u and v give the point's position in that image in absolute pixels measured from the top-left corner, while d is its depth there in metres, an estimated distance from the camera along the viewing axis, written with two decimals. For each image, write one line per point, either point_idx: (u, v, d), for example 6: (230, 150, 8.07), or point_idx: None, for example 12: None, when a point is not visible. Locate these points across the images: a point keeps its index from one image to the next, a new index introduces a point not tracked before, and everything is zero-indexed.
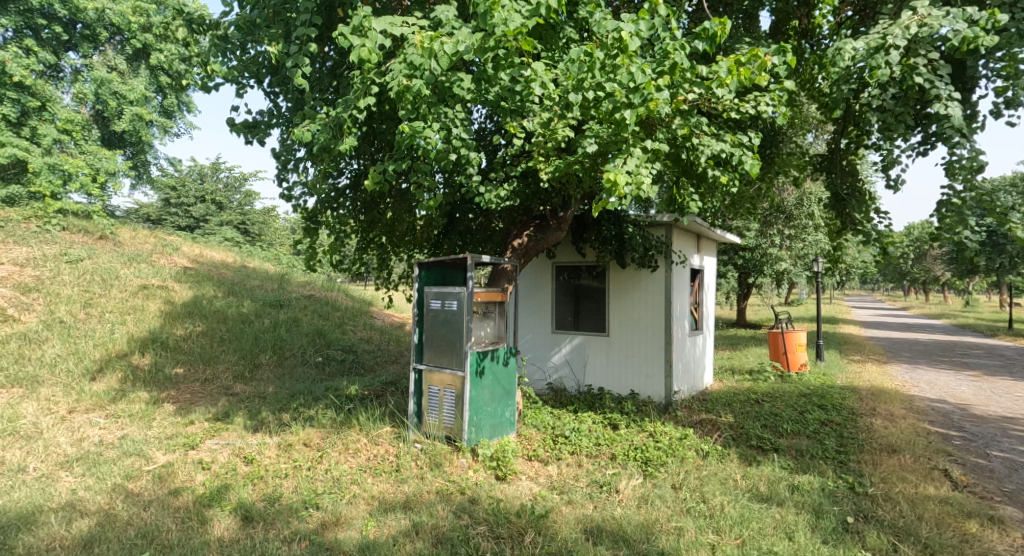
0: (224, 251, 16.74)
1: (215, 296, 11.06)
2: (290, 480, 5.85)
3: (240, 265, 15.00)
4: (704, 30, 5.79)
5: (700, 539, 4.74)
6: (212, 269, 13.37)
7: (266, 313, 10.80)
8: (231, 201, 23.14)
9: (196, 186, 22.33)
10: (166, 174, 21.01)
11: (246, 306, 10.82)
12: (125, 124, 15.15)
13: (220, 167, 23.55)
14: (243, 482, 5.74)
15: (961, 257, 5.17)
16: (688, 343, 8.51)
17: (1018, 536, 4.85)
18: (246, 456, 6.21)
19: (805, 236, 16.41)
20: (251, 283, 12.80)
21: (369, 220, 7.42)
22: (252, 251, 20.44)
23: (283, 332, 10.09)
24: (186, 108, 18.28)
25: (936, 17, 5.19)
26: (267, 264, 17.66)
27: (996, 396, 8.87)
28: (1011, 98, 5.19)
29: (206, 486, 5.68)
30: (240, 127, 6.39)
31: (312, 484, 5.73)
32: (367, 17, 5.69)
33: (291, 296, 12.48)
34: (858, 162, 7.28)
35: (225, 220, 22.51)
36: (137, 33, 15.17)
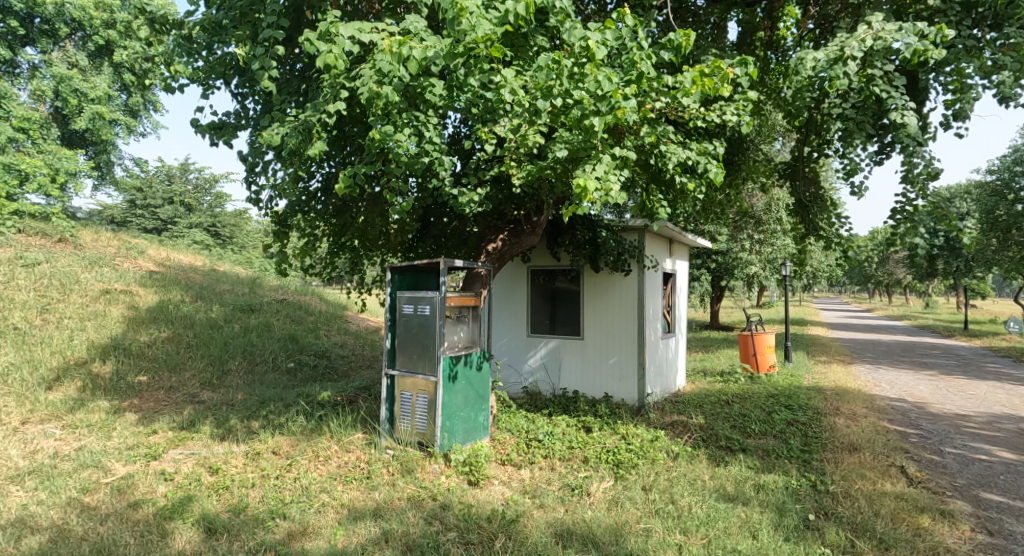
0: (191, 254, 16.33)
1: (183, 300, 10.76)
2: (256, 490, 5.73)
3: (210, 269, 14.65)
4: (670, 41, 5.99)
5: (667, 540, 4.83)
6: (180, 272, 13.00)
7: (235, 319, 10.55)
8: (200, 203, 22.63)
9: (163, 187, 21.73)
10: (131, 174, 20.43)
11: (215, 310, 10.56)
12: (85, 124, 14.63)
13: (188, 168, 23.00)
14: (208, 493, 5.60)
15: (912, 261, 5.45)
16: (660, 345, 8.65)
17: (967, 529, 5.08)
18: (212, 466, 6.07)
19: (774, 241, 16.94)
20: (221, 287, 12.50)
21: (342, 223, 7.16)
22: (223, 254, 19.97)
23: (254, 337, 9.87)
24: (151, 107, 17.84)
25: (890, 31, 5.45)
26: (238, 268, 17.29)
27: (951, 395, 9.24)
28: (960, 110, 5.50)
29: (168, 497, 5.51)
30: (206, 128, 6.33)
31: (279, 494, 5.63)
32: (334, 23, 5.70)
33: (263, 300, 12.23)
34: (821, 169, 7.52)
35: (194, 223, 21.97)
36: (99, 29, 14.79)
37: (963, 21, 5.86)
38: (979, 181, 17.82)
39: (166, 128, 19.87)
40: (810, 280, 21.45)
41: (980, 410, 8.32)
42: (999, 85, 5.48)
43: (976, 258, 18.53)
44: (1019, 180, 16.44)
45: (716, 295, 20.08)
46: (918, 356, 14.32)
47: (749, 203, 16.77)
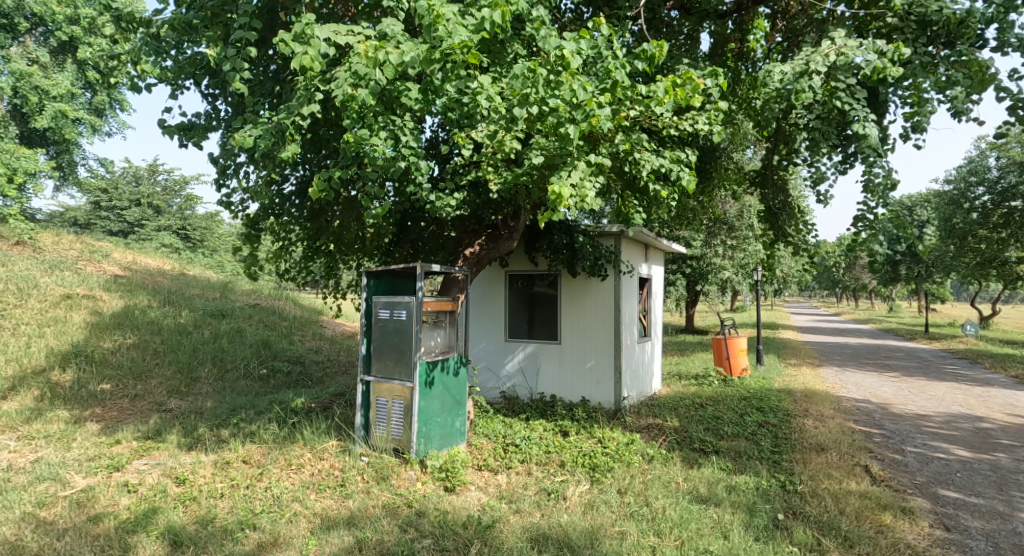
0: (158, 257, 15.89)
1: (150, 305, 10.43)
2: (225, 501, 5.59)
3: (178, 273, 14.25)
4: (643, 51, 6.12)
5: (641, 542, 4.89)
6: (147, 276, 12.63)
7: (205, 324, 10.27)
8: (170, 206, 22.02)
9: (129, 188, 21.04)
10: (96, 175, 19.81)
11: (183, 316, 10.28)
12: (47, 122, 14.09)
13: (156, 169, 22.37)
14: (174, 505, 5.44)
15: (874, 267, 5.68)
16: (636, 349, 8.77)
17: (926, 525, 5.29)
18: (178, 476, 5.89)
19: (746, 246, 17.38)
20: (191, 291, 12.17)
21: (317, 227, 7.08)
22: (193, 258, 19.49)
23: (225, 343, 9.63)
24: (118, 106, 17.34)
25: (851, 47, 5.69)
26: (208, 272, 16.88)
27: (913, 396, 9.61)
28: (918, 123, 5.77)
29: (131, 510, 5.32)
30: (175, 129, 6.20)
31: (249, 504, 5.50)
32: (309, 25, 5.65)
33: (234, 305, 11.95)
34: (791, 177, 7.76)
35: (163, 226, 21.34)
36: (62, 25, 14.36)
37: (919, 40, 6.14)
38: (937, 191, 18.58)
39: (133, 128, 19.34)
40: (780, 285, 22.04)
41: (940, 411, 8.67)
42: (952, 100, 5.74)
43: (935, 263, 19.32)
44: (974, 190, 17.15)
45: (691, 300, 20.42)
46: (881, 360, 14.53)
47: (723, 210, 17.13)
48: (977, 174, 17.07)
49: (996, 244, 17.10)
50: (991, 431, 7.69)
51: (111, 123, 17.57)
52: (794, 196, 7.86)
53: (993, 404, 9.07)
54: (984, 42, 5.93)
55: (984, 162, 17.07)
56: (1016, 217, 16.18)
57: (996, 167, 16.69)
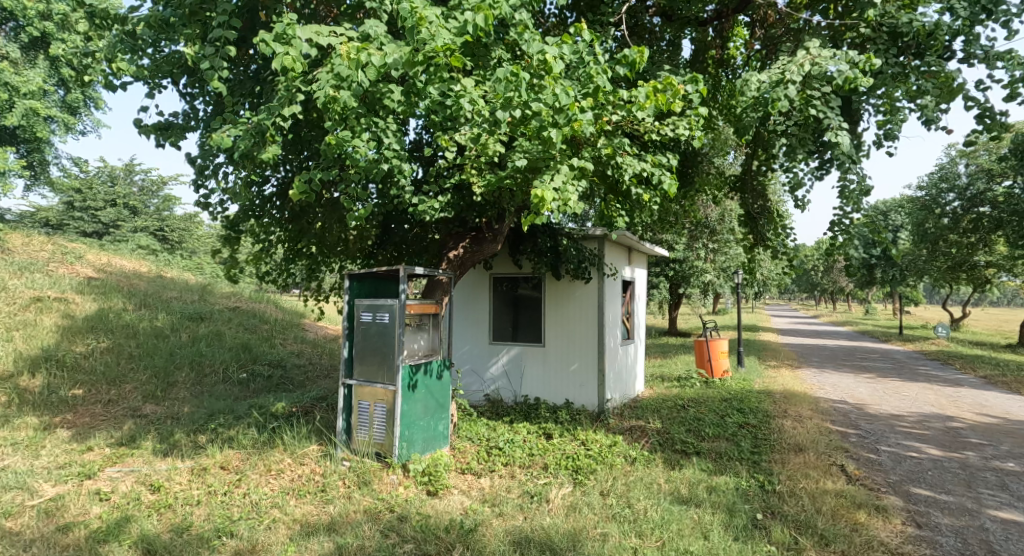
0: (134, 259, 15.53)
1: (125, 308, 10.16)
2: (202, 508, 5.48)
3: (154, 275, 13.95)
4: (625, 57, 6.18)
5: (623, 543, 4.93)
6: (121, 278, 12.33)
7: (183, 327, 10.06)
8: (147, 206, 21.57)
9: (105, 187, 20.55)
10: (69, 174, 19.34)
11: (160, 319, 10.06)
12: (18, 120, 13.69)
13: (133, 168, 21.91)
14: (147, 513, 5.32)
15: (849, 271, 5.83)
16: (620, 352, 8.83)
17: (898, 523, 5.42)
18: (153, 484, 5.76)
19: (727, 250, 17.64)
20: (168, 294, 11.92)
21: (298, 229, 7.01)
22: (170, 260, 19.11)
23: (203, 347, 9.44)
24: (93, 104, 16.95)
25: (825, 57, 5.83)
26: (186, 274, 16.55)
27: (887, 396, 9.85)
28: (889, 131, 5.94)
29: (103, 519, 5.19)
30: (152, 129, 6.08)
31: (226, 511, 5.40)
32: (290, 25, 5.59)
33: (213, 308, 11.74)
34: (771, 182, 7.92)
35: (139, 227, 20.91)
36: (34, 20, 13.98)
37: (890, 50, 6.30)
38: (910, 196, 19.06)
39: (108, 127, 18.92)
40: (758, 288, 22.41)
41: (913, 410, 8.89)
42: (923, 109, 5.86)
43: (908, 267, 19.84)
44: (945, 197, 17.70)
45: (674, 303, 20.65)
46: (856, 360, 15.14)
47: (704, 214, 17.32)
48: (948, 180, 17.56)
49: (966, 248, 17.70)
50: (961, 430, 7.92)
51: (85, 121, 17.17)
52: (774, 201, 8.02)
53: (963, 404, 9.33)
54: (951, 53, 6.16)
55: (954, 169, 17.58)
56: (984, 222, 16.79)
57: (965, 174, 17.24)
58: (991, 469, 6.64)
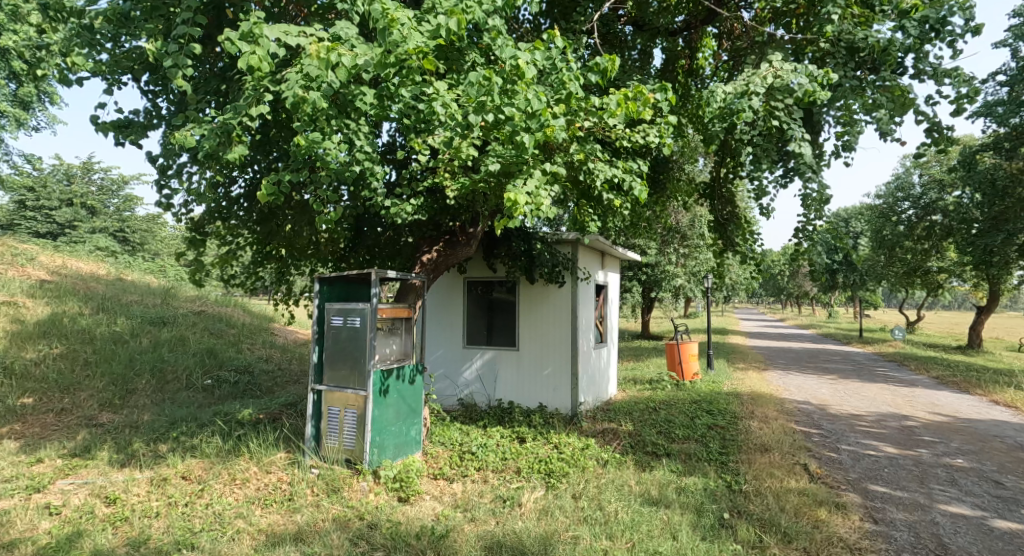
0: (91, 260, 14.94)
1: (80, 313, 9.74)
2: (161, 520, 5.28)
3: (113, 277, 13.42)
4: (596, 65, 6.26)
5: (594, 546, 4.97)
6: (77, 280, 11.82)
7: (143, 333, 9.69)
8: (106, 206, 20.79)
9: (59, 186, 19.70)
10: (21, 172, 18.50)
11: (119, 324, 9.68)
12: None
13: (91, 167, 21.06)
14: (102, 527, 5.09)
15: (813, 275, 6.06)
16: (593, 355, 8.90)
17: (857, 519, 5.63)
18: (109, 495, 5.52)
19: (697, 254, 18.03)
20: (127, 297, 11.48)
21: (267, 232, 6.86)
22: (130, 262, 18.40)
23: (164, 352, 9.11)
24: (48, 99, 16.30)
25: (787, 70, 6.05)
26: (147, 276, 15.97)
27: (849, 397, 10.22)
28: (848, 142, 6.20)
29: (53, 534, 4.94)
30: (110, 126, 5.85)
31: (187, 523, 5.21)
32: (257, 24, 5.45)
33: (176, 312, 11.35)
34: (738, 189, 8.15)
35: (97, 228, 20.12)
36: None
37: (848, 65, 6.55)
38: (869, 204, 19.92)
39: (63, 123, 18.18)
40: (726, 292, 22.98)
41: (872, 410, 9.25)
42: (878, 121, 6.13)
43: (866, 272, 20.75)
44: (900, 206, 18.73)
45: (644, 307, 20.99)
46: (821, 360, 16.23)
47: (675, 219, 17.76)
48: (903, 190, 18.62)
49: (920, 254, 18.69)
50: (915, 428, 8.27)
51: (40, 116, 16.47)
52: (743, 208, 8.28)
53: (917, 404, 9.75)
54: (904, 69, 6.44)
55: (908, 179, 18.55)
56: (936, 230, 17.83)
57: (919, 184, 18.18)
58: (941, 466, 6.96)
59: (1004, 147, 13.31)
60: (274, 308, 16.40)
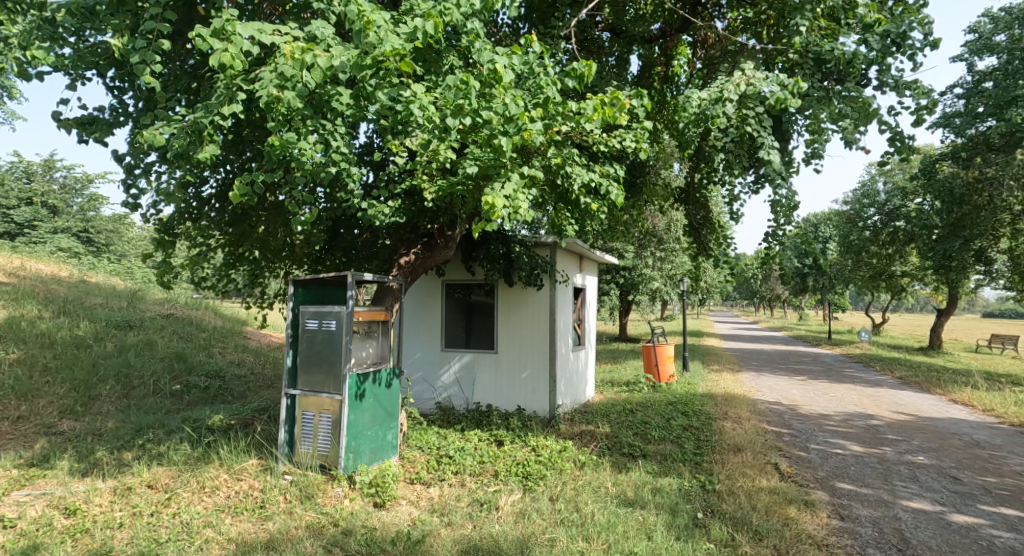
0: (51, 261, 14.40)
1: (39, 316, 9.37)
2: (124, 531, 5.10)
3: (76, 279, 12.97)
4: (574, 70, 6.27)
5: (570, 547, 4.99)
6: (36, 282, 11.38)
7: (107, 336, 9.38)
8: (69, 205, 19.92)
9: (19, 184, 18.94)
10: None
11: (82, 328, 9.34)
12: None
13: (52, 165, 20.20)
14: (60, 539, 4.89)
15: (783, 279, 6.24)
16: (571, 358, 8.96)
17: (824, 516, 5.78)
18: (68, 506, 5.31)
19: (673, 258, 18.31)
20: (91, 300, 11.10)
21: (239, 233, 6.71)
22: (95, 264, 17.80)
23: (130, 357, 8.82)
24: (7, 93, 15.70)
25: (759, 79, 6.16)
26: (112, 278, 15.47)
27: (818, 397, 10.52)
28: (815, 150, 6.39)
29: (8, 548, 4.72)
30: (73, 123, 5.63)
31: (152, 533, 5.05)
32: (230, 21, 5.28)
33: (143, 315, 11.01)
34: (713, 195, 8.33)
35: (59, 228, 19.41)
36: None
37: (815, 76, 6.74)
38: (836, 210, 20.62)
39: (22, 118, 17.51)
40: (699, 295, 23.40)
41: (839, 410, 9.52)
42: (843, 131, 6.38)
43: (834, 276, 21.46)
44: (866, 211, 19.30)
45: (620, 310, 21.20)
46: (792, 360, 17.19)
47: (652, 223, 17.97)
48: (869, 197, 19.32)
49: (885, 259, 19.38)
50: (879, 427, 8.55)
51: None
52: (718, 212, 8.47)
53: (882, 403, 10.06)
54: (868, 80, 6.65)
55: (874, 187, 19.40)
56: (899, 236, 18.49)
57: (884, 192, 19.05)
58: (904, 463, 7.21)
59: (962, 157, 13.66)
60: (246, 311, 16.03)
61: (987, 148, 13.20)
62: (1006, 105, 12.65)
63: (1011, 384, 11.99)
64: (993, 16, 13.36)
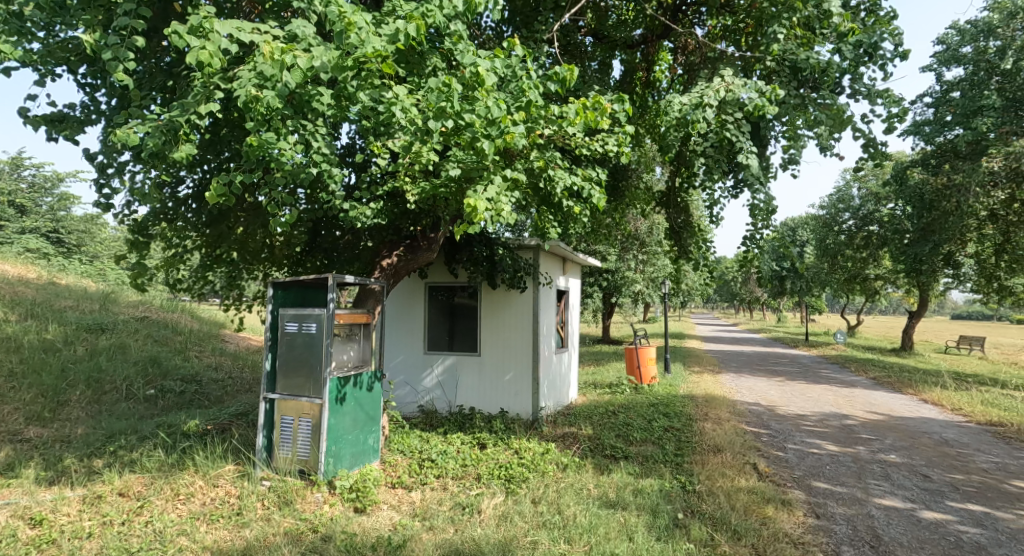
0: (19, 262, 13.97)
1: (6, 319, 9.07)
2: (93, 541, 4.94)
3: (46, 281, 12.59)
4: (556, 74, 6.24)
5: (553, 550, 4.98)
6: (4, 284, 11.02)
7: (78, 340, 9.11)
8: (38, 205, 19.36)
9: None
10: None
11: (51, 331, 9.06)
12: None
13: (21, 163, 19.60)
14: (26, 551, 4.72)
15: (761, 281, 6.35)
16: (554, 360, 8.97)
17: (800, 514, 5.88)
18: (34, 516, 5.13)
19: (655, 261, 18.50)
20: (61, 303, 10.78)
21: (217, 234, 6.58)
22: (65, 265, 17.32)
23: (102, 361, 8.58)
24: None
25: (738, 85, 6.23)
26: (83, 280, 15.06)
27: (796, 398, 10.72)
28: (792, 156, 6.51)
29: None
30: (42, 120, 5.44)
31: (123, 543, 4.90)
32: (208, 19, 5.17)
33: (116, 318, 10.73)
34: (694, 199, 8.45)
35: (29, 228, 18.87)
36: None
37: (792, 83, 6.85)
38: (813, 215, 21.14)
39: None
40: (679, 298, 23.68)
41: (815, 410, 9.71)
42: (819, 137, 6.50)
43: (811, 279, 21.97)
44: (841, 216, 19.95)
45: (602, 312, 21.36)
46: (770, 359, 17.97)
47: (634, 226, 18.12)
48: (844, 202, 19.87)
49: (859, 262, 19.89)
50: (854, 427, 8.75)
51: None
52: (699, 216, 8.59)
53: (857, 403, 10.30)
54: (842, 88, 6.78)
55: (848, 192, 19.96)
56: (872, 239, 19.07)
57: (858, 197, 19.64)
58: (877, 461, 7.39)
59: (930, 164, 14.53)
60: (224, 314, 15.74)
61: (954, 156, 13.86)
62: (972, 115, 13.20)
63: (978, 384, 12.36)
64: (959, 29, 13.81)
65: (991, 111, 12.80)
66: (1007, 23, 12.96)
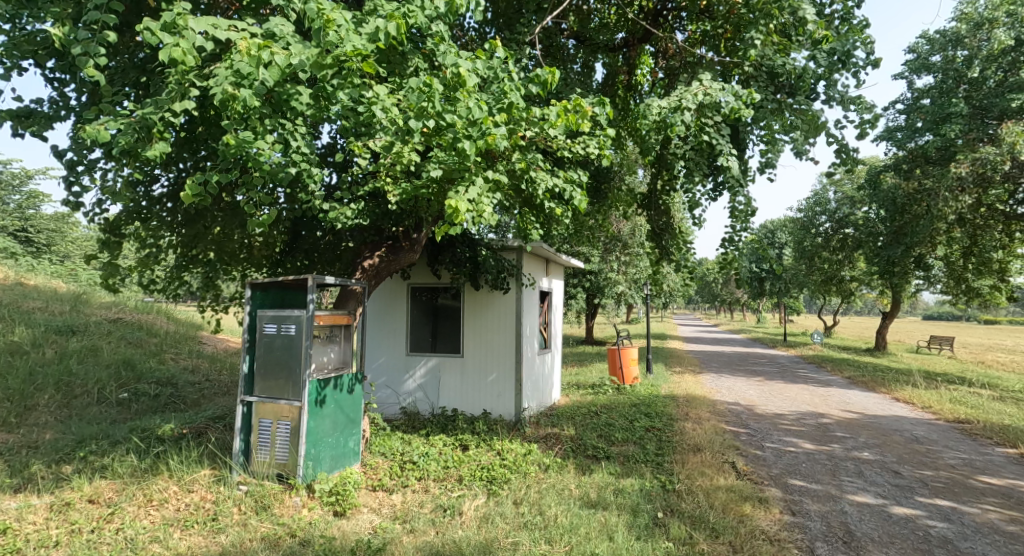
0: None
1: None
2: (61, 550, 4.78)
3: (13, 282, 12.20)
4: (538, 76, 6.20)
5: (533, 551, 4.98)
6: None
7: (47, 343, 8.84)
8: (5, 203, 18.78)
9: None
10: None
11: (18, 333, 8.77)
12: None
13: None
14: None
15: (740, 282, 6.45)
16: (537, 361, 8.97)
17: (776, 512, 5.98)
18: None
19: (636, 263, 18.67)
20: (30, 304, 10.45)
21: (192, 234, 6.44)
22: (34, 265, 16.79)
23: (72, 364, 8.33)
24: None
25: (716, 89, 6.29)
26: (54, 280, 14.61)
27: (775, 398, 10.90)
28: (769, 160, 6.61)
29: None
30: (7, 116, 5.23)
31: (93, 551, 4.75)
32: (182, 15, 5.06)
33: (89, 320, 10.45)
34: (677, 202, 8.54)
35: None
36: None
37: (769, 88, 6.94)
38: (791, 218, 21.62)
39: None
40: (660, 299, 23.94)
41: (792, 410, 9.89)
42: (794, 141, 6.58)
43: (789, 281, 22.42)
44: (819, 219, 20.51)
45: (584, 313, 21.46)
46: (751, 359, 18.36)
47: (617, 228, 18.27)
48: (820, 205, 20.40)
49: (835, 264, 20.35)
50: (829, 425, 8.94)
51: None
52: (682, 218, 8.68)
53: (832, 402, 10.50)
54: (817, 94, 6.88)
55: (825, 195, 20.45)
56: (846, 241, 19.62)
57: (834, 200, 20.22)
58: (850, 458, 7.55)
59: (903, 168, 14.79)
60: (200, 315, 15.41)
61: (924, 161, 14.42)
62: (941, 121, 13.70)
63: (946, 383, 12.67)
64: (929, 38, 14.22)
65: (958, 118, 13.27)
66: (973, 33, 13.44)
